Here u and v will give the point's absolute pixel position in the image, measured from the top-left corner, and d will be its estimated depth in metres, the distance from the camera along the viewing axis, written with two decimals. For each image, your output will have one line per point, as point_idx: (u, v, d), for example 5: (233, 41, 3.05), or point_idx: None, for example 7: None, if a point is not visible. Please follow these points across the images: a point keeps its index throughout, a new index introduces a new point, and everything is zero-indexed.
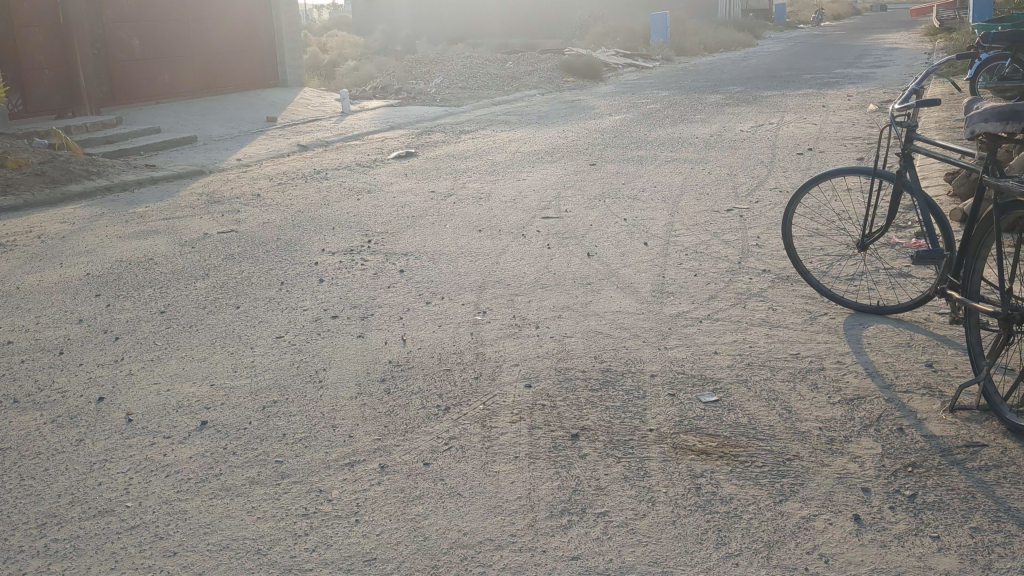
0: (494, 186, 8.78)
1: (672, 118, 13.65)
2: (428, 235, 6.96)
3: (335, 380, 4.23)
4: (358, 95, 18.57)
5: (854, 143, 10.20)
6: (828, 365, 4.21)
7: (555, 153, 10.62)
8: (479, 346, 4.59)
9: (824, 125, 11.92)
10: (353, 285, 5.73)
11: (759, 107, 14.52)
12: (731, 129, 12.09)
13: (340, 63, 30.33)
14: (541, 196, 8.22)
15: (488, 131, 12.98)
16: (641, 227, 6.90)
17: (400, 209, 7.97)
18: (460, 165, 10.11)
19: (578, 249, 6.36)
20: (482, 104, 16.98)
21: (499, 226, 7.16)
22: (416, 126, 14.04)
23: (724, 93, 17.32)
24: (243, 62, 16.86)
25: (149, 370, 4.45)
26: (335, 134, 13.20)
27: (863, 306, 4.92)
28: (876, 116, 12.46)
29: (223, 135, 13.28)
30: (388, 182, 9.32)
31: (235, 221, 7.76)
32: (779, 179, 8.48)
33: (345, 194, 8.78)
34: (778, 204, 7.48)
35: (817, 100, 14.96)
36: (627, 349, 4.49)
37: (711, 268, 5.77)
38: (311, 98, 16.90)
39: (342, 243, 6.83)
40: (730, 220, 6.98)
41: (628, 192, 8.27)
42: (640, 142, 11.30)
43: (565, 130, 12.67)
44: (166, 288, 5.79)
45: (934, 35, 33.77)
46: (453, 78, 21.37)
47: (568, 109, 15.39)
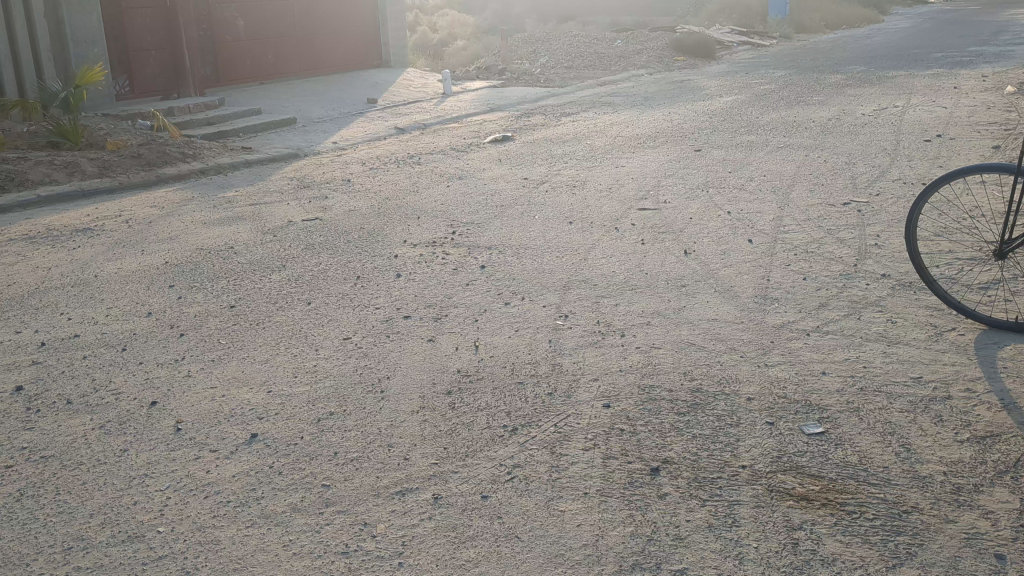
0: (591, 174, 8.35)
1: (787, 100, 12.89)
2: (516, 227, 6.59)
3: (398, 391, 3.90)
4: (462, 75, 18.30)
5: (988, 130, 9.35)
6: (956, 394, 3.66)
7: (659, 138, 10.09)
8: (558, 356, 4.20)
9: (955, 109, 11.02)
10: (431, 281, 5.41)
11: (883, 88, 13.60)
12: (850, 113, 11.30)
13: (448, 41, 30.20)
14: (639, 185, 7.75)
15: (591, 113, 12.50)
16: (746, 222, 6.37)
17: (490, 198, 7.62)
18: (557, 151, 9.70)
19: (675, 245, 5.90)
20: (588, 85, 16.48)
21: (592, 218, 6.74)
22: (517, 108, 13.68)
23: (845, 73, 16.34)
24: (348, 43, 16.78)
25: (207, 372, 4.21)
26: (435, 117, 12.96)
27: (1000, 322, 4.31)
28: (1014, 99, 11.46)
29: (323, 117, 13.19)
30: (482, 168, 8.99)
31: (322, 209, 7.56)
32: (903, 169, 7.79)
33: (436, 180, 8.49)
34: (900, 198, 6.82)
35: (949, 81, 13.94)
36: (722, 366, 4.02)
37: (822, 271, 5.23)
38: (413, 79, 16.70)
39: (426, 234, 6.53)
40: (846, 216, 6.38)
41: (733, 182, 7.72)
42: (750, 126, 10.65)
43: (671, 112, 12.09)
44: (240, 280, 5.60)
45: None
46: (560, 57, 20.90)
47: (676, 90, 14.76)
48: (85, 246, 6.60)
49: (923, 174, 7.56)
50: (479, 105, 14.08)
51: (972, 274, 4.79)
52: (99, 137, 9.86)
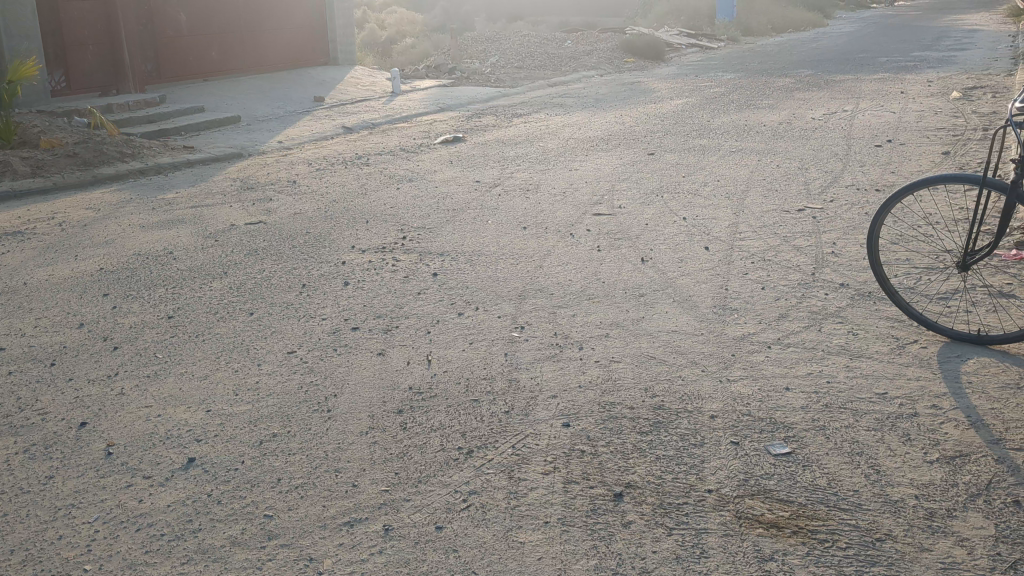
0: (543, 177, 8.20)
1: (737, 103, 12.89)
2: (468, 232, 6.41)
3: (346, 410, 3.70)
4: (411, 73, 18.05)
5: (937, 135, 9.41)
6: (922, 411, 3.57)
7: (611, 141, 9.99)
8: (514, 371, 4.03)
9: (903, 114, 11.09)
10: (380, 289, 5.22)
11: (831, 92, 13.67)
12: (801, 117, 11.32)
13: (397, 39, 29.87)
14: (593, 189, 7.62)
15: (542, 114, 12.37)
16: (702, 228, 6.27)
17: (441, 201, 7.43)
18: (509, 153, 9.54)
19: (631, 253, 5.77)
20: (539, 86, 16.35)
21: (546, 223, 6.59)
22: (467, 108, 13.50)
23: (793, 76, 16.43)
24: (294, 39, 16.43)
25: (142, 390, 3.96)
26: (384, 117, 12.71)
27: (962, 334, 4.24)
28: (960, 105, 11.58)
29: (268, 115, 12.87)
30: (432, 170, 8.80)
31: (266, 212, 7.30)
32: (856, 175, 7.77)
33: (385, 183, 8.28)
34: (855, 204, 6.78)
35: (896, 86, 14.08)
36: (684, 381, 3.89)
37: (781, 280, 5.13)
38: (361, 77, 16.42)
39: (376, 239, 6.32)
40: (802, 223, 6.31)
41: (687, 186, 7.63)
42: (702, 129, 10.60)
43: (623, 114, 12.01)
44: (180, 288, 5.34)
45: (1017, 18, 32.18)
46: (509, 57, 20.75)
47: (626, 92, 14.70)
48: (15, 250, 6.28)
49: (876, 180, 7.54)
50: (429, 104, 13.86)
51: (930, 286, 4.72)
52: (32, 134, 9.46)
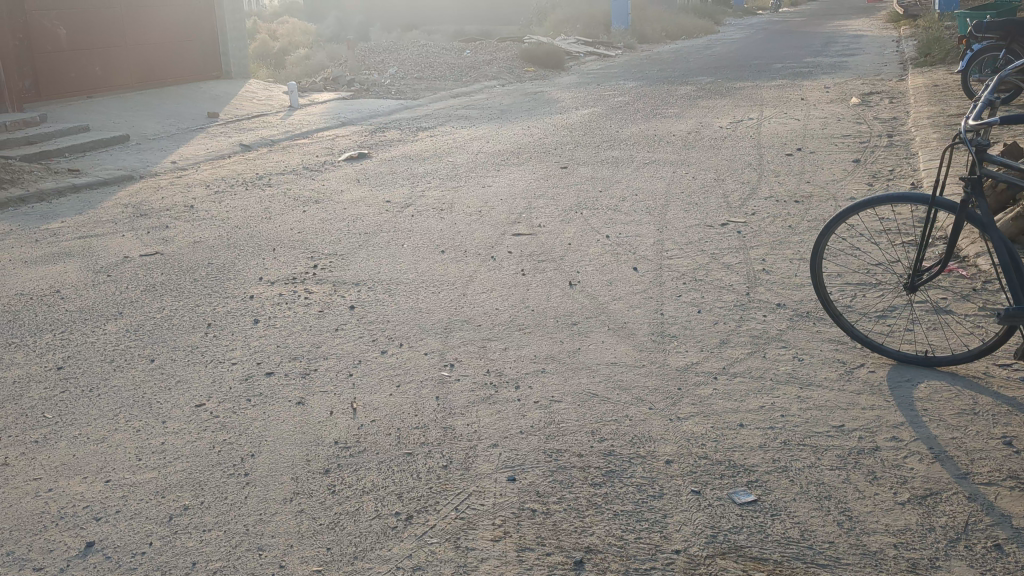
0: (456, 195, 7.89)
1: (644, 112, 12.82)
2: (383, 258, 6.06)
3: (267, 473, 3.33)
4: (309, 85, 17.51)
5: (845, 143, 9.45)
6: (883, 444, 3.40)
7: (522, 154, 9.74)
8: (449, 417, 3.71)
9: (807, 121, 11.17)
10: (293, 326, 4.83)
11: (734, 100, 13.73)
12: (708, 125, 11.30)
13: (291, 50, 29.13)
14: (509, 207, 7.35)
15: (448, 128, 12.06)
16: (627, 247, 6.06)
17: (351, 224, 7.06)
18: (418, 169, 9.19)
19: (558, 276, 5.51)
20: (441, 97, 16.05)
21: (465, 246, 6.29)
22: (370, 122, 13.09)
23: (694, 84, 16.52)
24: (183, 53, 15.72)
25: (29, 459, 3.50)
26: (283, 133, 12.21)
27: (909, 356, 4.09)
28: (861, 111, 11.75)
29: (158, 133, 12.22)
30: (339, 190, 8.39)
31: (163, 241, 6.80)
32: (773, 186, 7.70)
33: (291, 205, 7.85)
34: (776, 217, 6.69)
35: (795, 92, 14.27)
36: (632, 420, 3.64)
37: (716, 302, 4.95)
38: (256, 91, 15.82)
39: (284, 269, 5.91)
40: (727, 239, 6.17)
41: (606, 201, 7.43)
42: (613, 140, 10.46)
43: (531, 126, 11.79)
44: (69, 332, 4.84)
45: (897, 23, 33.36)
46: (409, 67, 20.36)
47: (530, 103, 14.51)
48: None
49: (794, 191, 7.48)
50: (330, 119, 13.41)
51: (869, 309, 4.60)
52: None
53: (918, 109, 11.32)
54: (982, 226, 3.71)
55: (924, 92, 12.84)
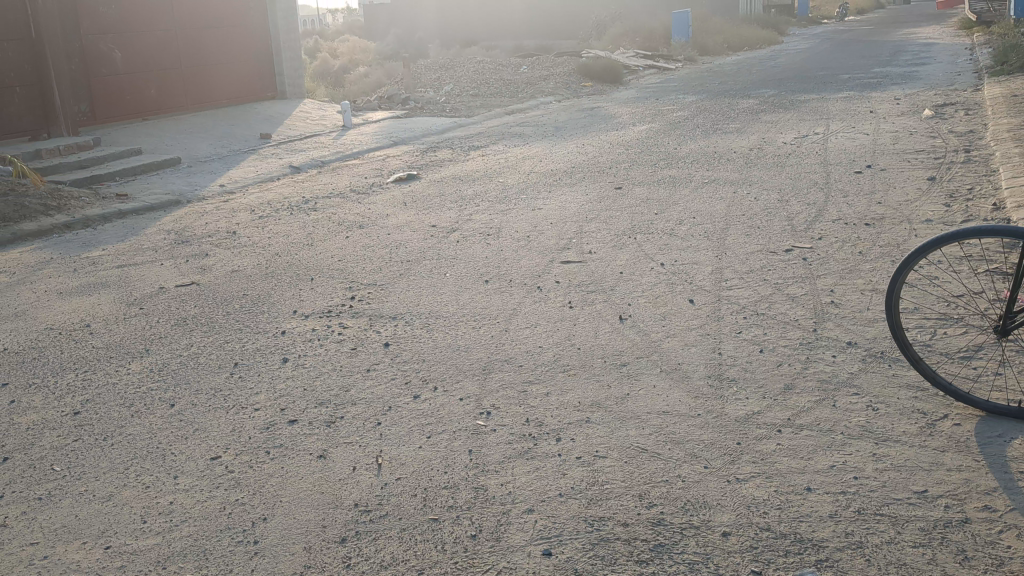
0: (505, 219, 7.57)
1: (703, 128, 12.37)
2: (424, 289, 5.76)
3: (278, 540, 3.02)
4: (363, 104, 17.40)
5: (918, 159, 8.91)
6: (975, 514, 2.96)
7: (575, 174, 9.40)
8: (481, 475, 3.37)
9: (876, 136, 10.63)
10: (324, 366, 4.55)
11: (798, 114, 13.20)
12: (771, 141, 10.82)
13: (349, 69, 29.24)
14: (559, 231, 7.01)
15: (501, 146, 11.77)
16: (683, 275, 5.68)
17: (395, 251, 6.78)
18: (467, 191, 8.90)
19: (608, 309, 5.15)
20: (496, 114, 15.80)
21: (510, 275, 5.95)
22: (422, 142, 12.87)
23: (757, 97, 15.99)
24: (239, 74, 15.72)
25: (29, 520, 3.25)
26: (334, 153, 12.06)
27: (1000, 407, 3.64)
28: (935, 124, 11.17)
29: (210, 155, 12.15)
30: (384, 214, 8.13)
31: (201, 270, 6.60)
32: (840, 207, 7.24)
33: (334, 230, 7.62)
34: (845, 242, 6.23)
35: (863, 104, 13.70)
36: (684, 482, 3.26)
37: (779, 340, 4.54)
38: (310, 110, 15.75)
39: (321, 300, 5.65)
40: (791, 267, 5.74)
41: (662, 225, 7.04)
42: (670, 158, 10.04)
43: (586, 144, 11.43)
44: (92, 372, 4.63)
45: (968, 30, 32.30)
46: (465, 84, 20.18)
47: (586, 119, 14.15)
48: None
49: (864, 212, 7.00)
50: (382, 138, 13.22)
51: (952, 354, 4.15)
52: None
53: (996, 121, 10.70)
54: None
55: (1002, 103, 12.18)
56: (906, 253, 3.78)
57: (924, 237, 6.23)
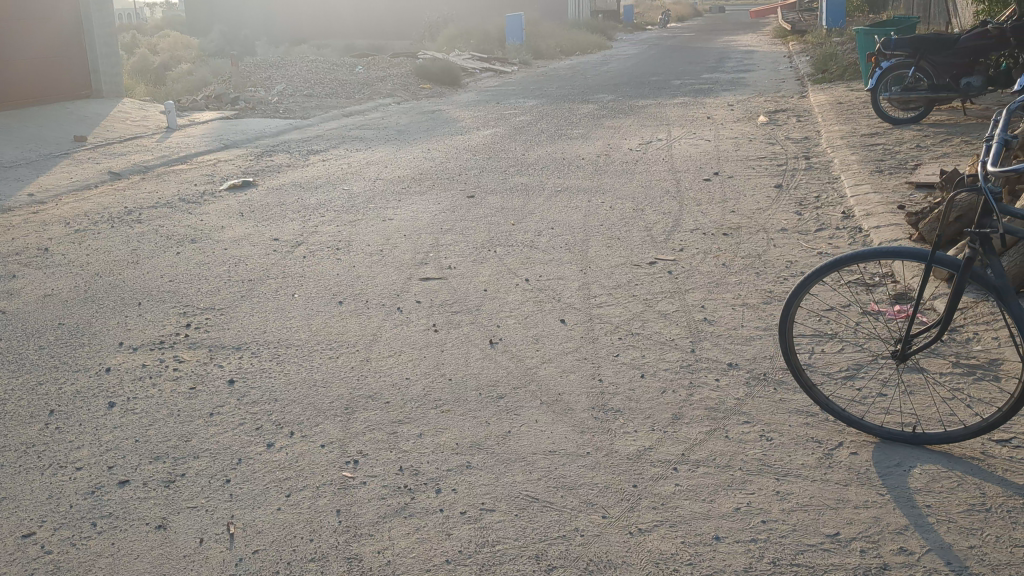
0: (353, 231, 7.08)
1: (548, 133, 12.21)
2: (270, 313, 5.23)
3: None
4: (188, 104, 16.34)
5: (763, 165, 9.02)
6: (893, 558, 2.79)
7: (423, 181, 9.00)
8: (355, 543, 2.95)
9: (719, 142, 10.74)
10: (158, 411, 3.98)
11: (639, 119, 13.25)
12: (618, 147, 10.75)
13: (172, 65, 27.67)
14: (413, 245, 6.59)
15: (341, 151, 11.20)
16: (550, 292, 5.40)
17: (234, 268, 6.18)
18: (309, 200, 8.32)
19: (475, 332, 4.79)
20: (332, 116, 15.16)
21: (365, 294, 5.50)
22: (255, 145, 12.12)
23: (597, 102, 16.02)
24: (47, 71, 14.40)
25: None
26: (158, 157, 11.17)
27: (894, 433, 3.53)
28: (771, 130, 11.42)
29: (15, 159, 11.00)
30: (219, 226, 7.46)
31: (7, 295, 5.79)
32: (697, 215, 7.16)
33: (163, 245, 6.92)
34: (707, 253, 6.12)
35: (700, 110, 13.93)
36: (584, 536, 2.94)
37: (659, 362, 4.31)
38: (130, 110, 14.62)
39: (151, 329, 5.03)
40: (659, 281, 5.54)
41: (520, 236, 6.74)
42: (520, 164, 9.79)
43: (431, 149, 11.03)
44: None
45: (784, 38, 33.89)
46: (297, 84, 19.35)
47: (428, 122, 13.73)
48: None
49: (722, 221, 6.93)
50: (211, 141, 12.37)
51: (835, 379, 4.02)
52: None
53: (829, 128, 11.02)
54: (996, 292, 3.21)
55: (830, 110, 12.61)
56: (800, 279, 3.62)
57: (784, 246, 6.20)
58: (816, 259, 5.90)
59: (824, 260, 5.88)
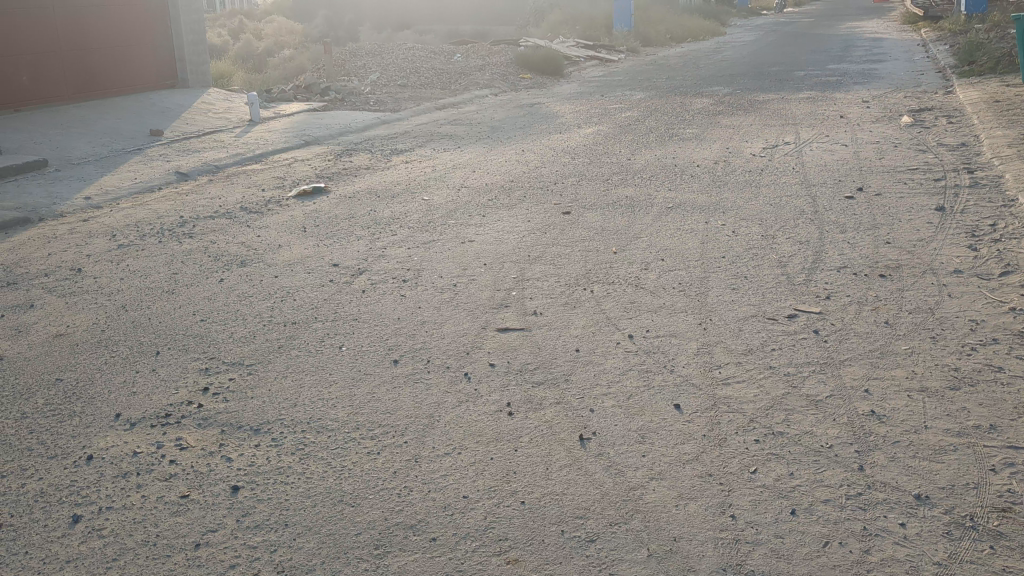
0: (425, 256, 6.03)
1: (657, 132, 10.95)
2: (309, 373, 4.21)
3: None
4: (277, 93, 15.60)
5: (914, 179, 7.62)
6: None
7: (513, 190, 7.91)
8: None
9: (857, 147, 9.31)
10: (131, 534, 2.98)
11: (760, 117, 11.84)
12: (737, 152, 9.43)
13: (273, 51, 27.26)
14: (494, 278, 5.50)
15: (427, 150, 10.21)
16: (660, 358, 4.22)
17: (279, 305, 5.19)
18: (382, 212, 7.32)
19: (560, 417, 3.66)
20: (425, 109, 14.20)
21: (428, 350, 4.42)
22: (338, 142, 11.23)
23: (710, 95, 14.63)
24: (132, 59, 13.82)
25: None
26: (232, 155, 10.37)
27: None
28: (918, 133, 9.94)
29: (87, 155, 10.35)
30: (276, 244, 6.52)
31: (16, 332, 4.93)
32: (842, 247, 5.87)
33: (209, 268, 6.01)
34: (861, 304, 4.85)
35: (830, 107, 12.45)
36: None
37: (817, 487, 3.09)
38: (215, 101, 13.95)
39: (161, 394, 4.06)
40: (804, 346, 4.31)
41: (623, 269, 5.58)
42: (624, 171, 8.59)
43: (526, 150, 9.92)
44: None
45: (914, 24, 31.54)
46: (392, 73, 18.48)
47: (525, 118, 12.63)
48: None
49: (875, 257, 5.63)
50: (292, 136, 11.53)
51: None
52: None
53: (990, 132, 9.46)
54: None
55: (985, 109, 10.99)
56: None
57: (961, 297, 4.87)
58: (1008, 317, 4.55)
59: (1019, 319, 4.53)
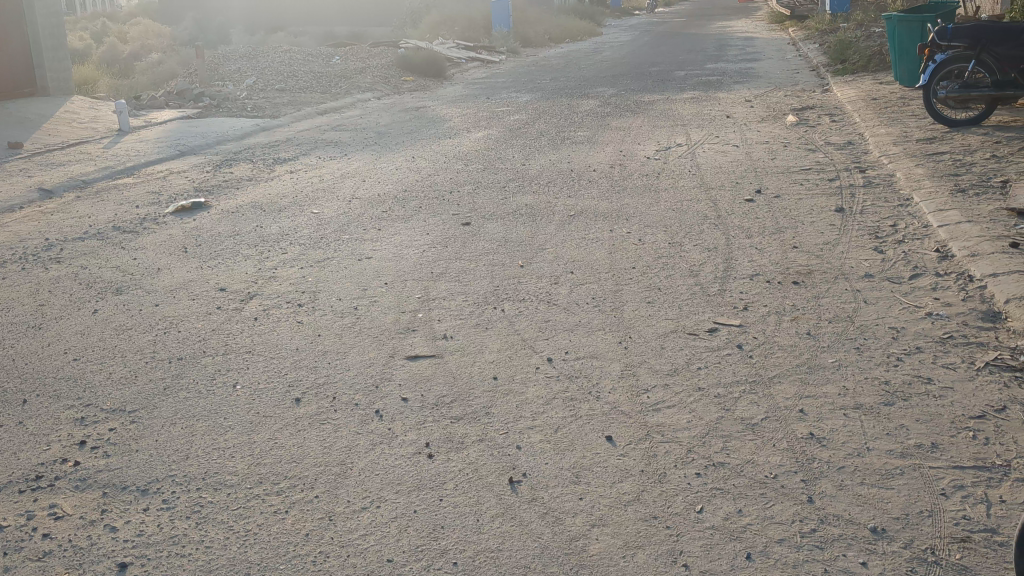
0: (320, 276, 5.63)
1: (548, 135, 10.77)
2: (201, 419, 3.78)
3: None
4: (147, 100, 14.77)
5: (810, 180, 7.64)
6: None
7: (407, 200, 7.56)
8: None
9: (749, 148, 9.32)
10: None
11: (649, 118, 11.80)
12: (633, 154, 9.31)
13: (140, 55, 26.02)
14: (397, 299, 5.16)
15: (312, 159, 9.74)
16: (583, 383, 3.96)
17: (163, 338, 4.72)
18: (269, 228, 6.87)
19: (485, 458, 3.36)
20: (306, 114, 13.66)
21: (332, 384, 4.06)
22: (215, 152, 10.63)
23: (596, 97, 14.56)
24: None
25: None
26: (100, 167, 9.66)
27: None
28: (805, 132, 10.05)
29: None
30: (155, 267, 6.01)
31: None
32: (751, 253, 5.76)
33: (79, 297, 5.45)
34: (780, 314, 4.72)
35: (715, 106, 12.53)
36: None
37: (769, 525, 2.89)
38: (79, 110, 13.08)
39: (28, 451, 3.57)
40: (730, 363, 4.13)
41: (532, 285, 5.31)
42: (520, 177, 8.35)
43: (416, 156, 9.58)
44: None
45: (782, 23, 32.49)
46: (269, 77, 17.79)
47: (411, 122, 12.25)
48: None
49: (786, 262, 5.54)
50: (165, 146, 10.87)
51: None
52: None
53: (875, 130, 9.63)
54: None
55: (865, 108, 11.22)
56: None
57: (877, 303, 4.80)
58: (927, 323, 4.49)
59: (938, 325, 4.47)
